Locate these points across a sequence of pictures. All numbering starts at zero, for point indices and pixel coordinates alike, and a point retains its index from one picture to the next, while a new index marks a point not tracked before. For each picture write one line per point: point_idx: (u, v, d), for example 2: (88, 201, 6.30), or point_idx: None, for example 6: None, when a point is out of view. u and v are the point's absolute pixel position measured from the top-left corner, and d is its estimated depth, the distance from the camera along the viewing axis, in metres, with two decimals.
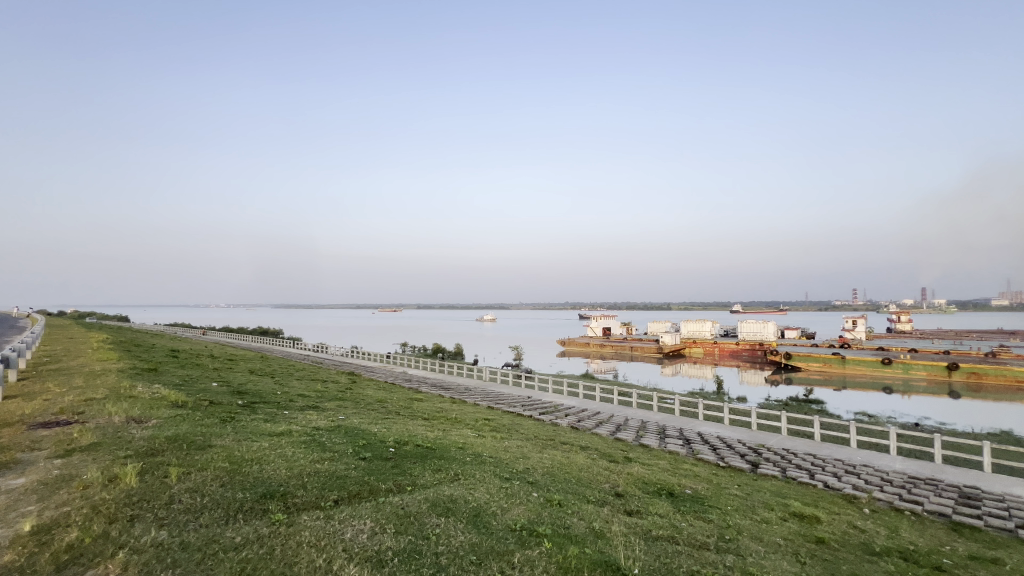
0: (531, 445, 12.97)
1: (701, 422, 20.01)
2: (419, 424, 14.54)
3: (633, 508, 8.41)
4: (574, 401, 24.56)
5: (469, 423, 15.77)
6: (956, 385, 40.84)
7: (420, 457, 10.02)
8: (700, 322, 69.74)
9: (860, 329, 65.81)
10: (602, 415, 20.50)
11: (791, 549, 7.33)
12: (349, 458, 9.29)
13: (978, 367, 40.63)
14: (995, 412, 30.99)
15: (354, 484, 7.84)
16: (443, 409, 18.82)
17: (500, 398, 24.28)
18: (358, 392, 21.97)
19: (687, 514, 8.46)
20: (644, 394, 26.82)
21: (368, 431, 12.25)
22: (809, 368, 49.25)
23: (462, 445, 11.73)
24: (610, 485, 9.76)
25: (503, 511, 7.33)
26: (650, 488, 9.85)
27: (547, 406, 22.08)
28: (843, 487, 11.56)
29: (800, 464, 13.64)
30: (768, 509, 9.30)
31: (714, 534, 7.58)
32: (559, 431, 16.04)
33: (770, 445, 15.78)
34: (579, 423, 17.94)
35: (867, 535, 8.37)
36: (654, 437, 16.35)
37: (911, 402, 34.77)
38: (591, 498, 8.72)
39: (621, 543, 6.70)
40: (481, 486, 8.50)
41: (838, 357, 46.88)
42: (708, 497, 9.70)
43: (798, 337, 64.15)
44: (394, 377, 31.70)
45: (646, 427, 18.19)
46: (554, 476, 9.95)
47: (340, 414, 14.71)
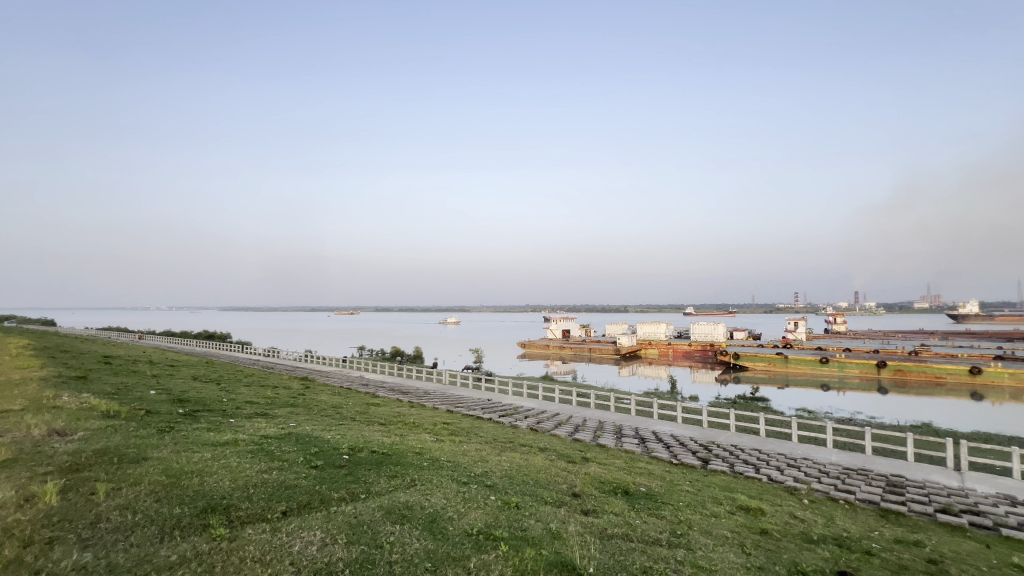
0: (490, 448, 12.92)
1: (656, 421, 20.65)
2: (376, 429, 14.16)
3: (589, 508, 8.51)
4: (533, 403, 24.68)
5: (427, 427, 15.51)
6: (885, 381, 44.12)
7: (375, 464, 9.74)
8: (656, 324, 71.96)
9: (801, 330, 69.95)
10: (560, 416, 20.72)
11: (737, 541, 7.66)
12: (299, 467, 8.92)
13: (904, 364, 44.08)
14: (918, 406, 33.70)
15: (304, 494, 7.52)
16: (401, 414, 18.39)
17: (460, 401, 24.06)
18: (311, 398, 21.16)
19: (641, 511, 8.67)
20: (602, 395, 27.30)
21: (321, 438, 11.81)
22: (755, 367, 51.82)
23: (419, 451, 11.53)
24: (567, 486, 9.87)
25: (460, 516, 7.25)
26: (606, 487, 10.01)
27: (506, 408, 22.09)
28: (785, 480, 12.21)
29: (746, 459, 14.31)
30: (717, 503, 9.68)
31: (666, 530, 7.81)
32: (519, 433, 16.02)
33: (719, 442, 16.49)
34: (538, 425, 18.05)
35: (806, 524, 8.87)
36: (610, 436, 16.71)
37: (846, 398, 37.25)
38: (547, 499, 8.77)
39: (576, 543, 6.77)
40: (438, 492, 8.36)
41: (782, 356, 49.63)
42: (661, 493, 10.00)
43: (746, 338, 67.41)
44: (351, 381, 30.82)
45: (603, 427, 18.56)
46: (512, 478, 9.95)
47: (291, 421, 14.10)
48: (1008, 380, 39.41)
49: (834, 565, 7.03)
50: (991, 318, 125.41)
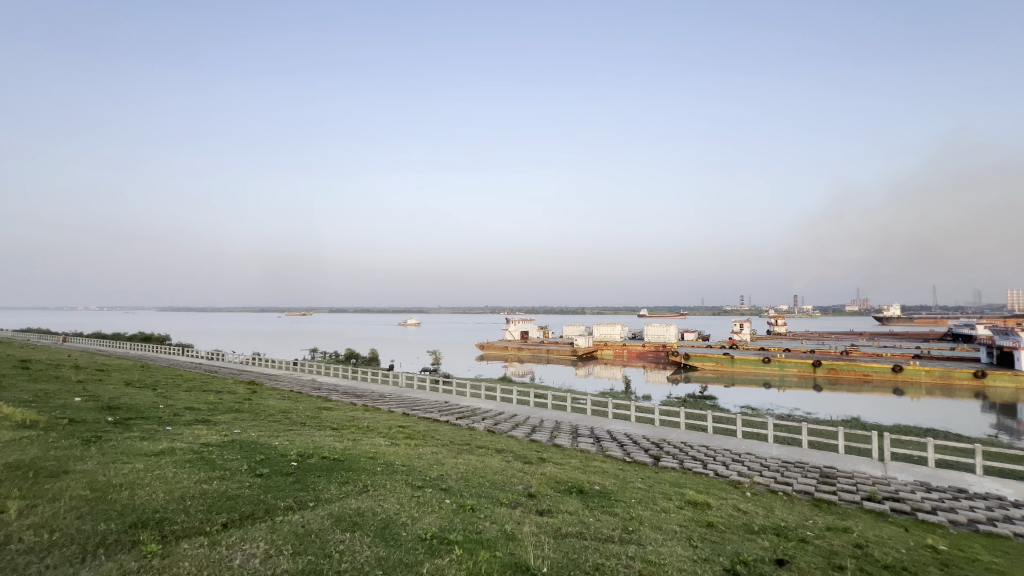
0: (447, 451, 12.77)
1: (611, 420, 21.13)
2: (328, 434, 13.68)
3: (545, 508, 8.59)
4: (491, 404, 24.66)
5: (382, 431, 15.17)
6: (819, 379, 47.27)
7: (325, 470, 9.39)
8: (612, 325, 73.67)
9: (746, 331, 73.81)
10: (518, 417, 20.79)
11: (685, 535, 7.96)
12: (242, 476, 8.46)
13: (836, 363, 47.38)
14: (849, 402, 36.30)
15: (247, 505, 7.14)
16: (355, 417, 17.88)
17: (417, 404, 23.64)
18: (259, 403, 20.16)
19: (594, 509, 8.84)
20: (559, 396, 27.65)
21: (267, 445, 11.27)
22: (704, 367, 54.17)
23: (373, 455, 11.22)
24: (523, 486, 9.92)
25: (414, 521, 7.12)
26: (562, 487, 10.14)
27: (464, 411, 21.90)
28: (730, 474, 12.82)
29: (695, 455, 14.90)
30: (667, 498, 10.04)
31: (618, 527, 7.99)
32: (476, 435, 15.98)
33: (670, 440, 17.07)
34: (495, 426, 18.06)
35: (748, 515, 9.35)
36: (567, 436, 16.94)
37: (786, 396, 39.57)
38: (503, 500, 8.77)
39: (531, 543, 6.81)
40: (391, 497, 8.17)
41: (728, 356, 52.19)
42: (614, 491, 10.24)
43: (695, 339, 70.31)
44: (301, 385, 29.64)
45: (560, 428, 18.80)
46: (468, 481, 9.87)
47: (236, 428, 13.36)
48: (925, 376, 43.24)
49: (772, 554, 7.43)
50: (910, 320, 137.39)
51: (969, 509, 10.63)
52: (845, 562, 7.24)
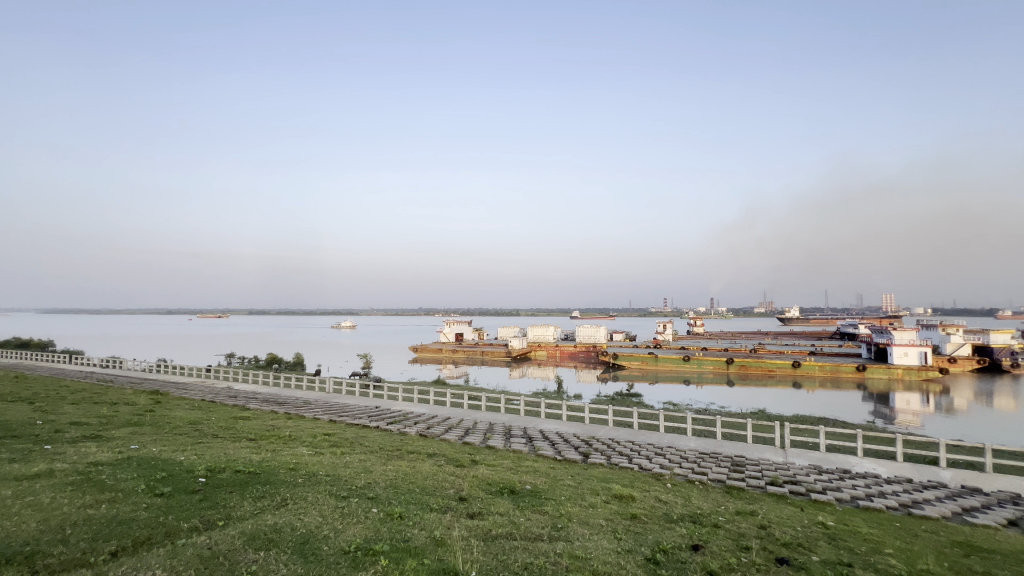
0: (375, 458, 12.30)
1: (543, 420, 21.52)
2: (244, 446, 12.70)
3: (475, 511, 8.54)
4: (423, 408, 24.18)
5: (306, 439, 14.33)
6: (732, 375, 51.33)
7: (238, 486, 8.67)
8: (545, 326, 75.00)
9: (669, 331, 78.52)
10: (451, 420, 20.57)
11: (610, 528, 8.26)
12: (138, 498, 7.57)
13: (746, 360, 51.74)
14: (758, 396, 39.72)
15: (142, 529, 6.40)
16: (276, 426, 16.74)
17: (345, 410, 22.59)
18: (162, 415, 18.19)
19: (525, 509, 8.92)
20: (493, 398, 27.64)
21: (170, 461, 10.21)
22: (631, 366, 56.84)
23: (293, 466, 10.54)
24: (454, 490, 9.77)
25: (337, 533, 6.78)
26: (493, 488, 10.15)
27: (395, 415, 21.26)
28: (652, 467, 13.52)
29: (621, 451, 15.55)
30: (594, 494, 10.38)
31: (548, 525, 8.13)
32: (407, 440, 15.59)
33: (599, 437, 17.69)
34: (428, 430, 17.72)
35: (668, 506, 9.90)
36: (500, 438, 17.00)
37: (704, 391, 42.49)
38: (433, 506, 8.60)
39: (460, 547, 6.74)
40: (313, 510, 7.72)
41: (653, 355, 55.23)
42: (545, 490, 10.40)
43: (623, 339, 73.58)
44: (215, 393, 27.29)
45: (493, 429, 18.82)
46: (397, 488, 9.58)
47: (133, 443, 11.96)
48: (818, 370, 48.52)
49: (688, 540, 7.91)
50: (808, 321, 153.28)
51: (851, 487, 12.05)
52: (750, 543, 7.86)
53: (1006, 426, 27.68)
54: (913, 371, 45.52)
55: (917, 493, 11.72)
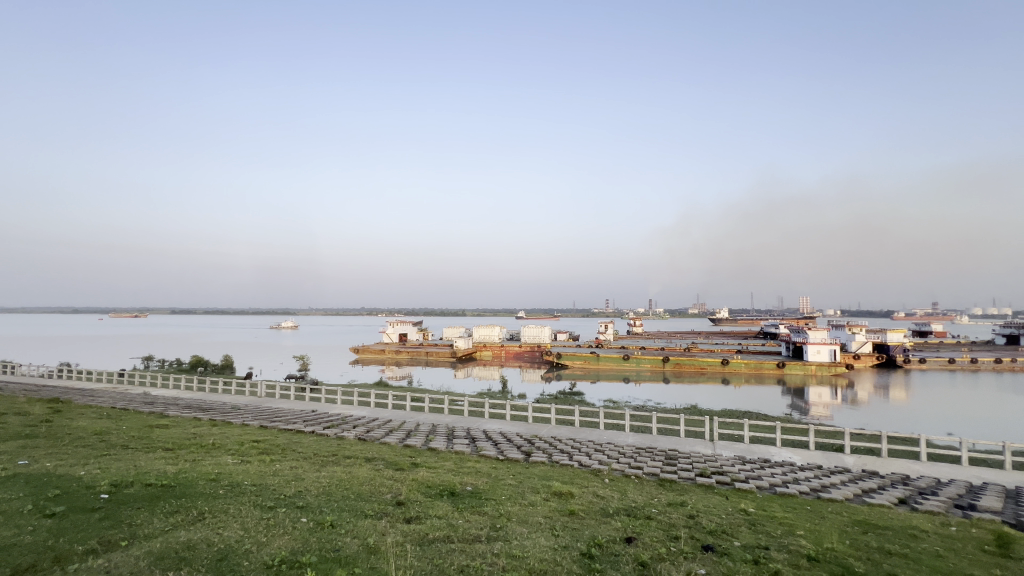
0: (308, 464, 11.67)
1: (486, 420, 21.50)
2: (159, 456, 11.63)
3: (413, 515, 8.34)
4: (363, 410, 23.34)
5: (232, 447, 13.35)
6: (667, 372, 53.86)
7: (147, 501, 7.88)
8: (491, 326, 74.94)
9: (610, 331, 81.13)
10: (392, 422, 20.03)
11: (549, 525, 8.35)
12: (22, 520, 6.67)
13: (681, 358, 54.48)
14: (691, 393, 41.88)
15: (26, 555, 5.65)
16: (198, 434, 15.49)
17: (278, 414, 21.35)
18: (62, 425, 16.24)
19: (464, 511, 8.82)
20: (436, 399, 27.17)
21: (66, 476, 9.11)
22: (574, 365, 58.13)
23: (214, 477, 9.75)
24: (392, 495, 9.49)
25: (260, 547, 6.36)
26: (433, 491, 9.96)
27: (332, 419, 20.36)
28: (592, 463, 13.86)
29: (562, 449, 15.82)
30: (535, 492, 10.45)
31: (486, 525, 8.08)
32: (344, 444, 14.99)
33: (541, 435, 17.89)
34: (367, 433, 17.13)
35: (605, 500, 10.19)
36: (442, 439, 16.74)
37: (642, 389, 44.21)
38: (368, 512, 8.29)
39: (393, 554, 6.52)
40: (234, 523, 7.19)
41: (595, 354, 56.84)
42: (486, 490, 10.35)
43: (567, 339, 75.12)
44: (128, 399, 24.81)
45: (436, 430, 18.54)
46: (329, 495, 9.14)
47: (22, 459, 10.58)
48: (744, 367, 52.02)
49: (622, 533, 8.17)
50: (735, 321, 163.97)
51: (770, 475, 12.99)
52: (680, 533, 8.24)
53: (900, 415, 30.96)
54: (824, 367, 50.05)
55: (826, 479, 12.85)
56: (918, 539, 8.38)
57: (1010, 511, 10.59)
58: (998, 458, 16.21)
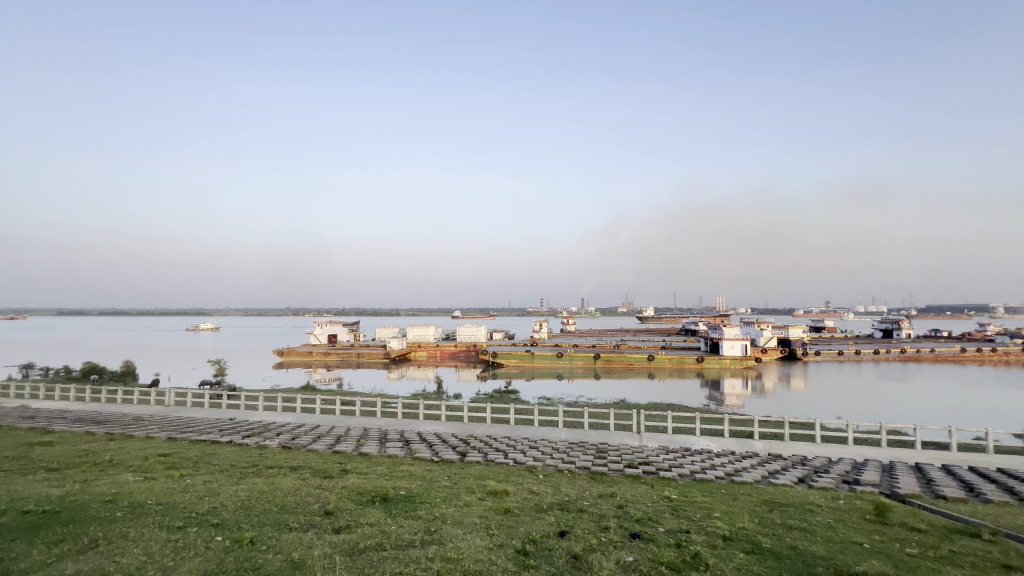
0: (224, 478, 10.76)
1: (421, 421, 21.09)
2: (41, 478, 10.17)
3: (342, 524, 7.98)
4: (288, 416, 21.98)
5: (133, 463, 12.01)
6: (598, 369, 55.94)
7: (24, 530, 6.89)
8: (426, 328, 72.71)
9: (544, 329, 82.80)
10: (320, 428, 19.07)
11: (484, 525, 8.35)
12: None
13: (611, 355, 56.81)
14: (620, 387, 43.80)
15: None
16: (92, 450, 13.77)
17: (189, 424, 19.53)
18: None
19: (397, 516, 8.60)
20: (368, 402, 26.15)
21: None
22: (509, 364, 58.58)
23: (110, 498, 8.71)
24: (318, 505, 9.02)
25: (168, 573, 5.79)
26: (364, 498, 9.59)
27: (253, 427, 18.96)
28: (526, 460, 14.08)
29: (498, 447, 15.93)
30: (470, 492, 10.43)
31: (421, 530, 7.92)
32: (267, 453, 14.05)
33: (477, 435, 17.86)
34: (293, 440, 16.17)
35: (539, 496, 10.39)
36: (374, 443, 16.18)
37: (575, 385, 45.51)
38: (292, 525, 7.82)
39: (321, 567, 6.20)
40: (136, 548, 6.49)
41: (530, 353, 57.72)
42: (420, 493, 10.15)
43: (503, 338, 75.56)
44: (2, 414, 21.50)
45: (368, 435, 17.92)
46: (249, 510, 8.50)
47: None
48: (668, 362, 55.31)
49: (556, 528, 8.35)
50: (658, 318, 173.81)
51: (690, 462, 13.94)
52: (609, 523, 8.59)
53: (800, 403, 34.33)
54: (737, 361, 54.56)
55: (738, 463, 14.01)
56: (814, 513, 9.38)
57: (886, 483, 12.16)
58: (876, 437, 18.57)
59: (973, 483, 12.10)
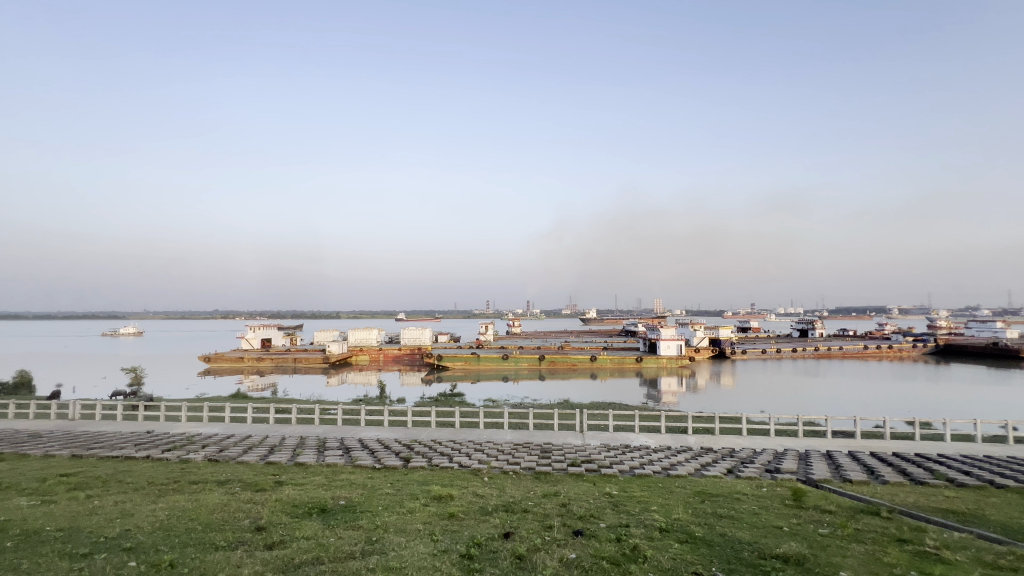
0: (139, 497, 9.81)
1: (362, 428, 20.37)
2: None
3: (275, 540, 7.54)
4: (214, 427, 20.42)
5: (27, 486, 10.64)
6: (543, 370, 56.74)
7: None
8: (368, 330, 70.71)
9: (490, 331, 82.83)
10: (252, 438, 17.90)
11: (428, 532, 8.19)
12: None
13: (555, 356, 57.81)
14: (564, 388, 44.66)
15: None
16: None
17: (97, 439, 17.62)
18: None
19: (336, 527, 8.25)
20: (305, 409, 24.85)
21: None
22: (454, 366, 57.94)
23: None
24: (250, 520, 8.46)
25: None
26: (300, 510, 9.12)
27: (174, 440, 17.43)
28: (471, 463, 13.99)
29: (442, 451, 15.73)
30: (413, 498, 10.21)
31: (361, 540, 7.65)
32: (191, 468, 12.99)
33: (421, 440, 17.51)
34: (220, 453, 15.08)
35: (484, 499, 10.36)
36: (311, 452, 15.41)
37: (520, 387, 45.81)
38: (219, 544, 7.28)
39: None
40: None
41: (475, 355, 57.42)
42: (361, 502, 9.80)
43: (448, 341, 74.66)
44: None
45: (304, 444, 17.05)
46: (169, 530, 7.82)
47: None
48: (609, 362, 57.16)
49: (501, 530, 8.36)
50: (601, 319, 178.91)
51: (629, 459, 14.50)
52: (553, 522, 8.74)
53: (730, 399, 36.46)
54: (673, 360, 57.37)
55: (673, 458, 14.74)
56: (740, 501, 10.08)
57: (802, 470, 13.27)
58: (793, 428, 20.20)
59: (875, 467, 13.48)
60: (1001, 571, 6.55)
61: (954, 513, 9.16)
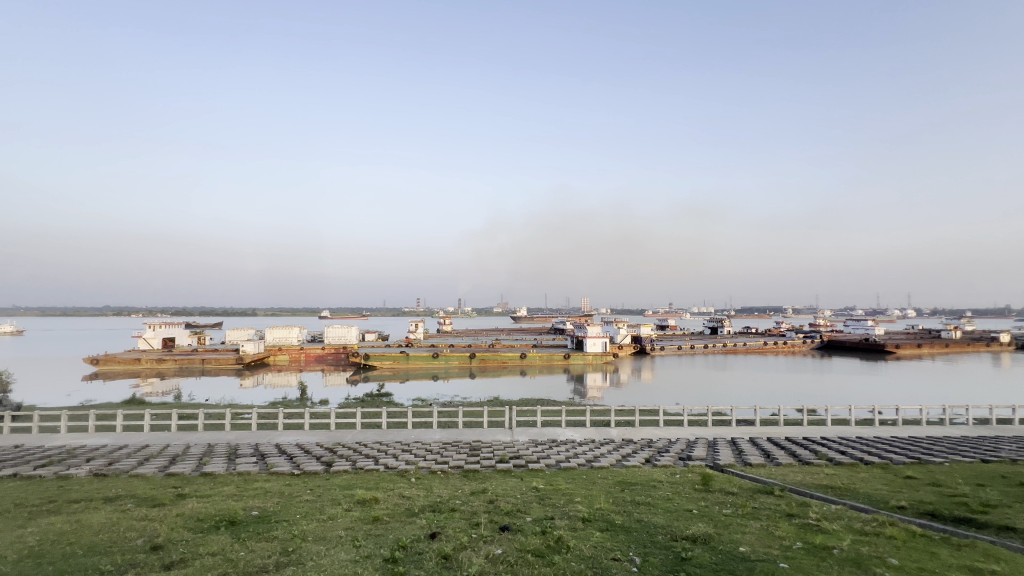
0: (3, 523, 8.45)
1: (279, 432, 19.05)
2: None
3: (176, 558, 6.86)
4: (103, 437, 18.14)
5: None
6: (474, 368, 56.69)
7: None
8: (288, 329, 66.46)
9: (420, 330, 81.17)
10: (149, 448, 16.14)
11: (349, 538, 7.87)
12: None
13: (486, 354, 57.94)
14: (494, 386, 44.93)
15: None
16: None
17: None
18: None
19: (248, 540, 7.67)
20: (213, 414, 22.82)
21: None
22: (382, 365, 56.11)
23: None
24: (145, 539, 7.63)
25: None
26: (205, 524, 8.36)
27: (50, 454, 15.23)
28: (397, 465, 13.63)
29: (368, 453, 15.18)
30: (335, 504, 9.76)
31: (275, 552, 7.18)
32: (72, 485, 11.46)
33: (345, 442, 16.76)
34: (110, 466, 13.42)
35: (411, 500, 10.16)
36: (220, 461, 14.18)
37: (449, 386, 45.34)
38: (105, 568, 6.48)
39: None
40: None
41: (404, 354, 55.99)
42: (276, 511, 9.20)
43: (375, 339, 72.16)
44: None
45: (213, 451, 15.69)
46: (41, 558, 6.83)
47: None
48: (538, 359, 58.41)
49: (427, 530, 8.24)
50: (533, 317, 182.17)
51: (556, 453, 14.92)
52: (481, 519, 8.77)
53: (650, 394, 38.52)
54: (599, 357, 59.79)
55: (597, 450, 15.36)
56: (655, 488, 10.76)
57: (710, 456, 14.42)
58: (704, 419, 21.86)
59: (771, 451, 15.00)
60: (868, 536, 7.56)
61: (832, 488, 10.46)
